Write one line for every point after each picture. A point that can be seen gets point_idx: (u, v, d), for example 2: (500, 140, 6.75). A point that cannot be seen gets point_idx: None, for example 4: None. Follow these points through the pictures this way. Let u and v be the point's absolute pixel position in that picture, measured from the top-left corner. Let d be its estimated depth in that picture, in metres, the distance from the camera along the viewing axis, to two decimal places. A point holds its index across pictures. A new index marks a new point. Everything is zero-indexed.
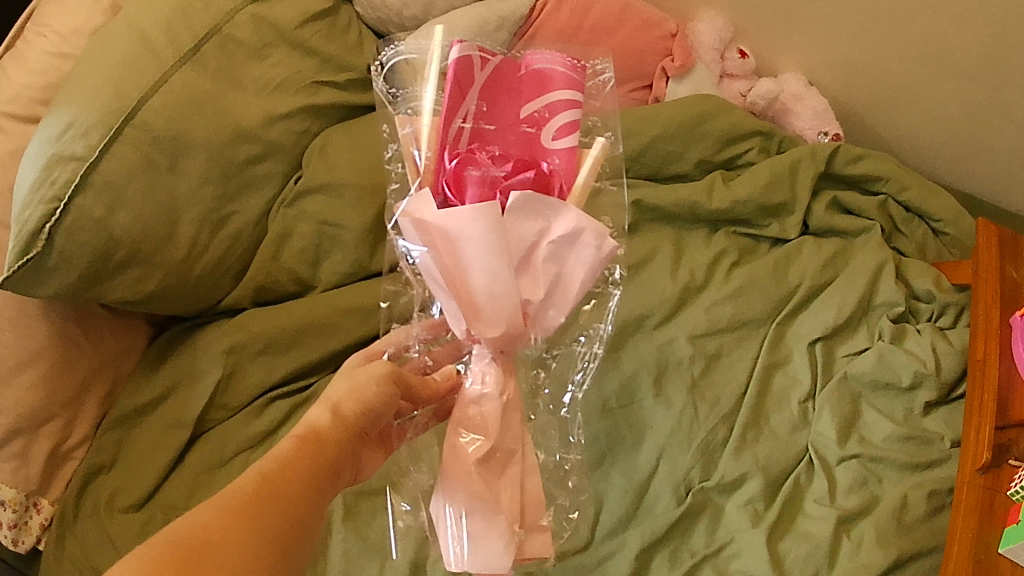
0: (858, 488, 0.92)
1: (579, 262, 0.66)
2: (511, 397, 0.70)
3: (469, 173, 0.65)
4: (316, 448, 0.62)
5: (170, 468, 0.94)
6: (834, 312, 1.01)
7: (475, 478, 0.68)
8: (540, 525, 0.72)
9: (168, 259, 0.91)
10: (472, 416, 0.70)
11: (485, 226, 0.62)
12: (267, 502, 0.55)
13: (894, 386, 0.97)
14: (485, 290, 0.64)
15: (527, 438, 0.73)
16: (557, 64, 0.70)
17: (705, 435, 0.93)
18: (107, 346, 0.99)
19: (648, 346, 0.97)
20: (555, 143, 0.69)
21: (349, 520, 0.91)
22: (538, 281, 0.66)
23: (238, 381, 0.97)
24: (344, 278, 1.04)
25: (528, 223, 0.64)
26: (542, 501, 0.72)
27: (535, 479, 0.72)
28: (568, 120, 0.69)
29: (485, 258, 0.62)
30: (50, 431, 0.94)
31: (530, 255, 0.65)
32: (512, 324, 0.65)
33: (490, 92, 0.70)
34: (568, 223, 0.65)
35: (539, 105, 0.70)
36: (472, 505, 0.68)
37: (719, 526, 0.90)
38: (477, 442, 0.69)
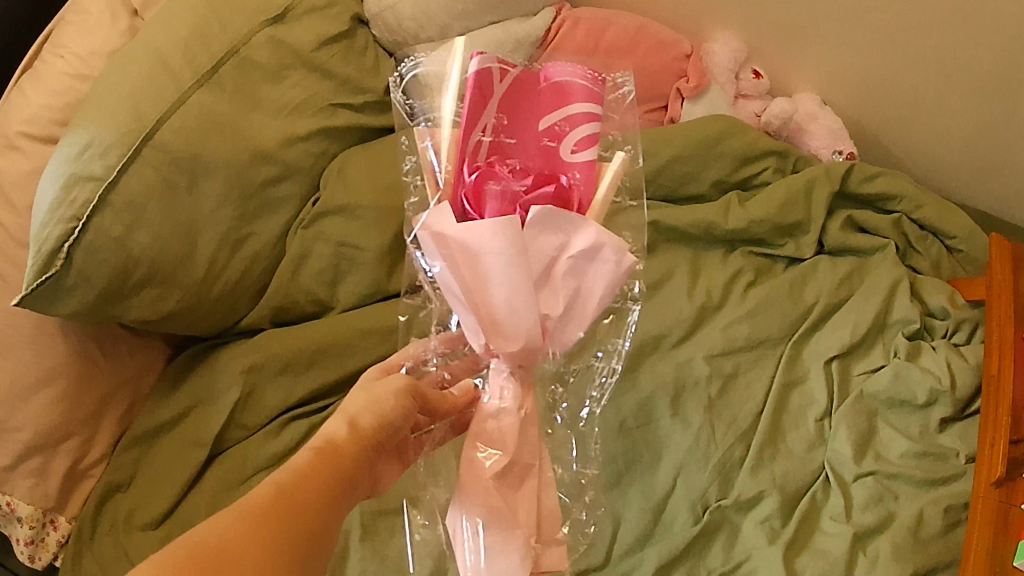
0: (874, 505, 0.92)
1: (598, 277, 0.66)
2: (529, 411, 0.70)
3: (489, 188, 0.65)
4: (335, 458, 0.63)
5: (188, 487, 0.94)
6: (849, 330, 1.01)
7: (493, 492, 0.68)
8: (556, 539, 0.71)
9: (187, 279, 0.91)
10: (489, 430, 0.70)
11: (506, 242, 0.62)
12: (286, 514, 0.56)
13: (909, 403, 0.98)
14: (504, 304, 0.64)
15: (545, 452, 0.72)
16: (577, 77, 0.70)
17: (722, 453, 0.94)
18: (125, 365, 0.99)
19: (666, 365, 0.98)
20: (575, 157, 0.69)
21: (367, 538, 0.92)
22: (557, 296, 0.66)
23: (256, 401, 0.97)
24: (365, 298, 1.04)
25: (547, 238, 0.64)
26: (558, 515, 0.72)
27: (552, 492, 0.71)
28: (587, 134, 0.69)
29: (505, 273, 0.62)
30: (69, 449, 0.95)
31: (549, 270, 0.65)
32: (531, 339, 0.65)
33: (510, 105, 0.69)
34: (588, 238, 0.64)
35: (559, 117, 0.69)
36: (490, 518, 0.68)
37: (736, 543, 0.90)
38: (494, 456, 0.69)
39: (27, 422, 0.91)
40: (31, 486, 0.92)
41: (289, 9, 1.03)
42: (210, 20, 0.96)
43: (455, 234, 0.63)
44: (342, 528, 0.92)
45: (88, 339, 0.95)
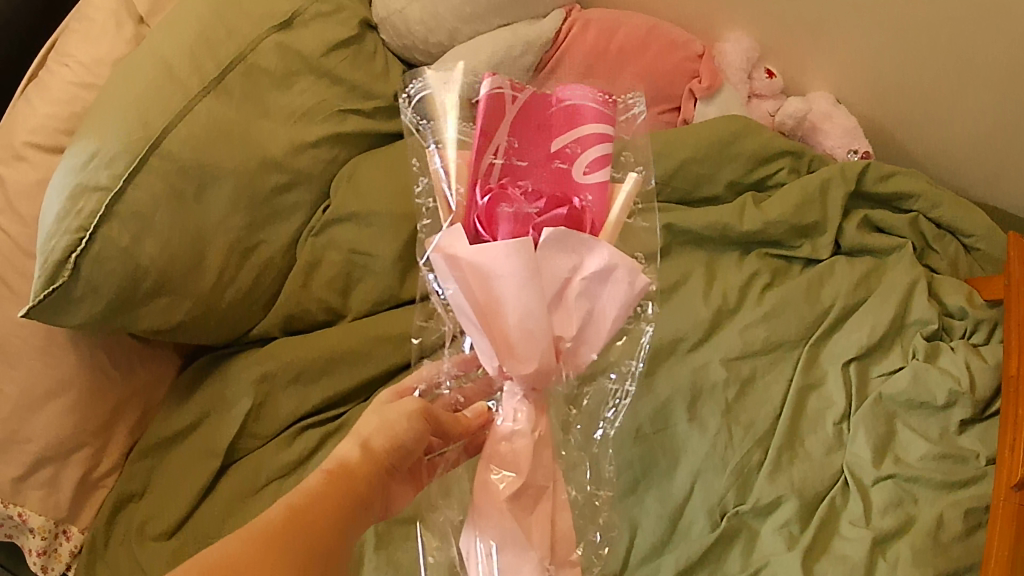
0: (893, 508, 0.91)
1: (611, 298, 0.65)
2: (542, 433, 0.69)
3: (502, 210, 0.64)
4: (343, 482, 0.61)
5: (202, 494, 0.93)
6: (868, 331, 0.99)
7: (507, 515, 0.67)
8: (571, 560, 0.69)
9: (196, 288, 0.91)
10: (503, 452, 0.69)
11: (520, 263, 0.61)
12: (300, 533, 0.54)
13: (928, 405, 0.96)
14: (519, 327, 0.63)
15: (559, 473, 0.71)
16: (587, 99, 0.70)
17: (739, 459, 0.93)
18: (136, 376, 0.98)
19: (683, 369, 0.96)
20: (587, 177, 0.68)
21: (381, 548, 0.91)
22: (570, 317, 0.65)
23: (270, 409, 0.95)
24: (377, 307, 1.03)
25: (561, 260, 0.63)
26: (573, 536, 0.70)
27: (567, 514, 0.70)
28: (599, 154, 0.68)
29: (520, 295, 0.62)
30: (80, 460, 0.94)
31: (562, 292, 0.64)
32: (545, 361, 0.64)
33: (522, 128, 0.69)
34: (601, 259, 0.64)
35: (570, 139, 0.69)
36: (504, 541, 0.67)
37: (754, 549, 0.90)
38: (508, 479, 0.68)
39: (37, 433, 0.91)
40: (43, 497, 0.92)
41: (296, 15, 1.02)
42: (216, 27, 0.95)
43: (469, 256, 0.62)
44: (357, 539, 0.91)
45: (97, 350, 0.94)
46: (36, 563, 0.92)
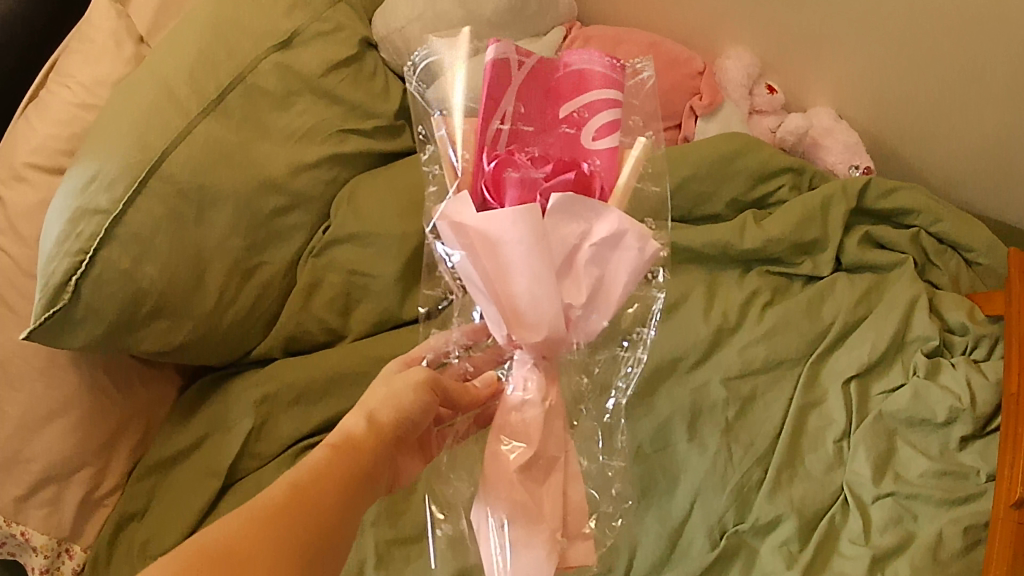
0: (892, 526, 0.91)
1: (621, 264, 0.65)
2: (553, 403, 0.69)
3: (508, 176, 0.64)
4: (348, 456, 0.61)
5: (203, 515, 0.92)
6: (868, 349, 0.99)
7: (517, 486, 0.67)
8: (583, 532, 0.70)
9: (197, 310, 0.91)
10: (513, 422, 0.69)
11: (527, 227, 0.61)
12: (305, 511, 0.55)
13: (928, 422, 0.96)
14: (527, 293, 0.63)
15: (570, 443, 0.71)
16: (595, 65, 0.70)
17: (740, 477, 0.93)
18: (138, 396, 0.99)
19: (682, 389, 0.96)
20: (595, 144, 0.68)
21: (381, 570, 0.90)
22: (580, 285, 0.65)
23: (270, 431, 0.94)
24: (377, 326, 1.02)
25: (568, 226, 0.63)
26: (586, 509, 0.70)
27: (579, 486, 0.70)
28: (607, 121, 0.69)
29: (527, 262, 0.62)
30: (82, 479, 0.94)
31: (571, 258, 0.64)
32: (554, 328, 0.64)
33: (529, 94, 0.69)
34: (609, 225, 0.63)
35: (579, 105, 0.69)
36: (514, 511, 0.67)
37: (754, 569, 0.91)
38: (518, 449, 0.68)
39: (39, 453, 0.92)
40: (46, 516, 0.93)
41: (296, 34, 1.02)
42: (216, 47, 0.95)
43: (475, 223, 0.62)
44: (357, 557, 0.91)
45: (98, 371, 0.95)
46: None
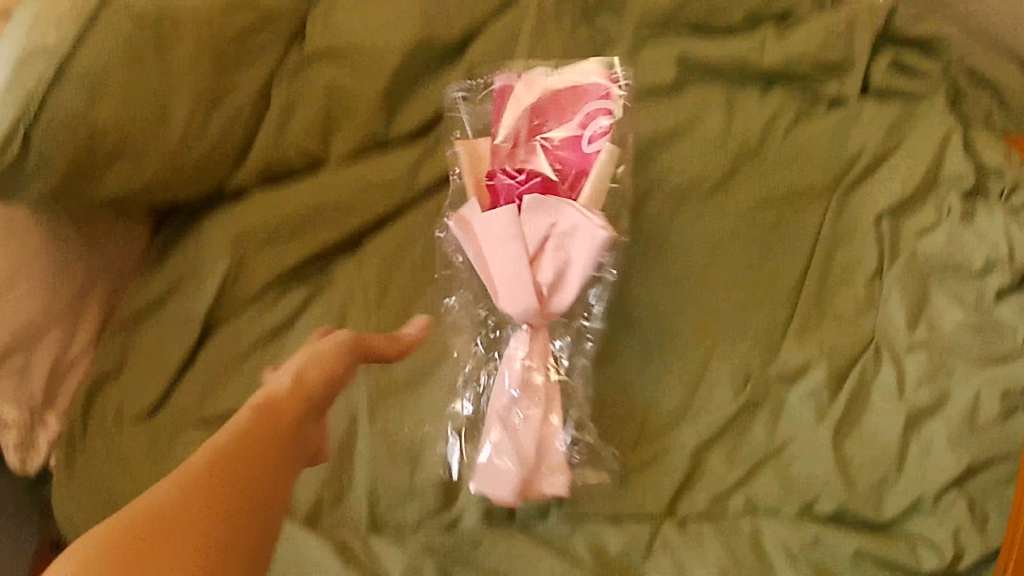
0: (929, 381, 0.84)
1: (581, 251, 0.78)
2: (540, 347, 0.80)
3: (501, 184, 0.81)
4: (271, 415, 0.50)
5: (184, 364, 0.86)
6: (900, 183, 0.91)
7: (508, 425, 0.79)
8: (559, 471, 0.79)
9: (162, 148, 0.79)
10: (517, 357, 0.80)
11: (504, 225, 0.78)
12: (235, 476, 0.44)
13: (964, 269, 0.88)
14: (509, 277, 0.78)
15: (557, 395, 0.80)
16: (594, 83, 0.86)
17: (765, 317, 0.87)
18: (106, 249, 0.90)
19: (703, 215, 0.91)
20: (588, 146, 0.83)
21: (375, 419, 0.83)
22: (548, 269, 0.79)
23: (249, 270, 0.86)
24: (363, 152, 0.91)
25: (538, 219, 0.78)
26: (562, 447, 0.79)
27: (558, 421, 0.80)
28: (600, 128, 0.83)
29: (510, 252, 0.78)
30: (49, 343, 0.84)
31: (541, 247, 0.79)
32: (531, 307, 0.78)
33: (541, 112, 0.86)
34: (570, 218, 0.78)
35: (577, 115, 0.85)
36: (501, 431, 0.78)
37: (780, 420, 0.85)
38: (528, 365, 0.79)
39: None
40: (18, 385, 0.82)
41: None
42: None
43: (472, 216, 0.81)
44: (349, 408, 0.83)
45: (60, 221, 0.84)
46: (13, 458, 0.83)
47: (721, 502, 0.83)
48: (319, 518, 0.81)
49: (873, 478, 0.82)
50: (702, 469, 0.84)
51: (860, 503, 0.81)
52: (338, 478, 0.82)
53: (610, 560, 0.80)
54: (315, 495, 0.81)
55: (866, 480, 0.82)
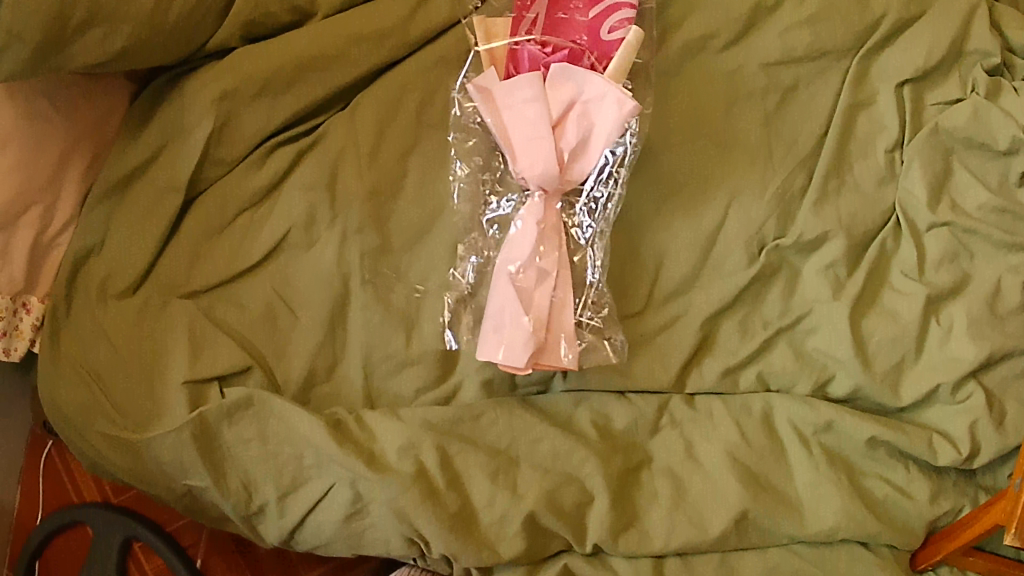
0: (948, 262, 0.80)
1: (605, 118, 0.73)
2: (551, 221, 0.75)
3: (523, 51, 0.77)
4: None
5: (167, 237, 0.80)
6: (925, 51, 0.83)
7: (505, 303, 0.73)
8: (564, 353, 0.74)
9: (136, 12, 0.70)
10: (514, 234, 0.75)
11: (530, 86, 0.73)
12: None
13: (988, 148, 0.81)
14: (525, 141, 0.73)
15: (564, 271, 0.75)
16: None
17: (781, 182, 0.81)
18: (82, 116, 0.80)
19: (715, 75, 0.83)
20: (609, 37, 0.79)
21: (370, 284, 0.79)
22: (570, 136, 0.74)
23: (234, 131, 0.79)
24: (352, 3, 0.82)
25: (563, 87, 0.74)
26: (569, 325, 0.74)
27: (566, 297, 0.75)
28: (621, 19, 0.79)
29: (529, 116, 0.73)
30: (31, 221, 0.78)
31: (566, 114, 0.74)
32: (545, 174, 0.73)
33: (562, 4, 0.81)
34: (597, 85, 0.73)
35: (601, 10, 0.80)
36: (497, 311, 0.73)
37: (795, 292, 0.81)
38: (521, 239, 0.74)
39: None
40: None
41: None
42: None
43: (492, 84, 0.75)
44: (341, 273, 0.79)
45: (36, 93, 0.75)
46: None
47: (731, 377, 0.80)
48: (312, 388, 0.79)
49: (890, 359, 0.79)
50: (712, 344, 0.81)
51: (875, 386, 0.78)
52: (332, 346, 0.79)
53: (616, 434, 0.78)
54: (309, 364, 0.78)
55: (884, 361, 0.79)
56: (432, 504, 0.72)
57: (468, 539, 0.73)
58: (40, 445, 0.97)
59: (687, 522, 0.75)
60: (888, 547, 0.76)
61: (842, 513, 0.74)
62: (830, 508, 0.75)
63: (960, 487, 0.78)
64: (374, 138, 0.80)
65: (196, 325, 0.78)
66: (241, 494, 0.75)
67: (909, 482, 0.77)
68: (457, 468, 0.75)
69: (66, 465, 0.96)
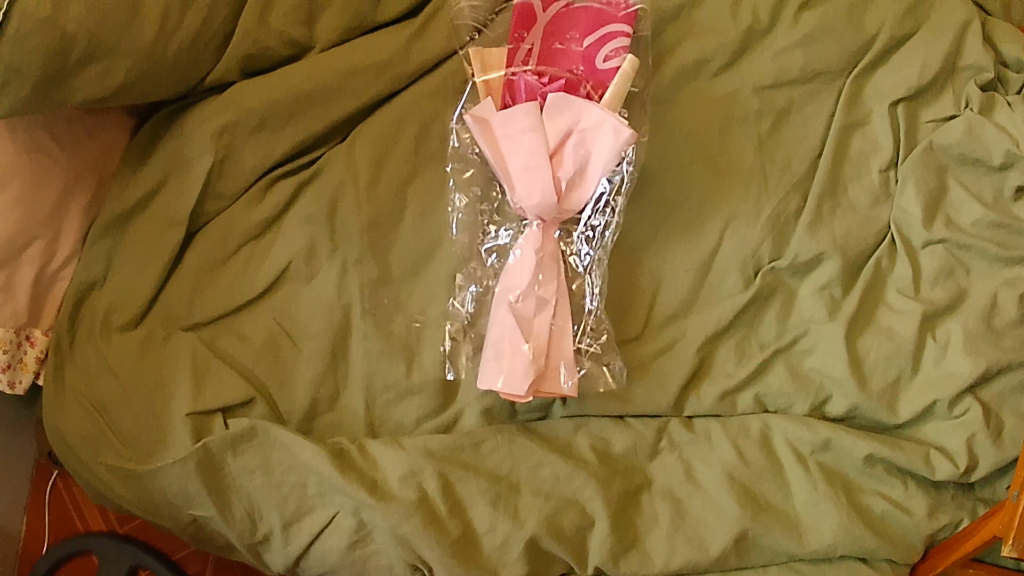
0: (943, 279, 0.81)
1: (603, 147, 0.74)
2: (550, 250, 0.76)
3: (518, 80, 0.79)
4: None
5: (169, 270, 0.82)
6: (918, 69, 0.84)
7: (506, 332, 0.74)
8: (564, 380, 0.75)
9: (138, 46, 0.70)
10: (513, 265, 0.76)
11: (527, 117, 0.74)
12: None
13: (982, 163, 0.81)
14: (523, 172, 0.74)
15: (562, 299, 0.76)
16: (615, 4, 0.81)
17: (776, 205, 0.82)
18: (83, 151, 0.81)
19: (709, 99, 0.84)
20: (604, 65, 0.80)
21: (370, 314, 0.80)
22: (568, 164, 0.75)
23: (235, 165, 0.81)
24: (350, 34, 0.82)
25: (561, 117, 0.75)
26: (568, 351, 0.75)
27: (565, 325, 0.76)
28: (616, 47, 0.80)
29: (527, 146, 0.74)
30: (33, 255, 0.79)
31: (563, 143, 0.75)
32: (545, 204, 0.74)
33: (556, 32, 0.82)
34: (593, 115, 0.74)
35: (596, 38, 0.81)
36: (497, 339, 0.74)
37: (791, 313, 0.82)
38: (519, 267, 0.75)
39: None
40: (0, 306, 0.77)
41: None
42: None
43: (490, 115, 0.76)
44: (342, 303, 0.80)
45: (38, 130, 0.76)
46: (2, 379, 0.81)
47: (730, 399, 0.81)
48: (314, 417, 0.79)
49: (886, 378, 0.79)
50: (710, 366, 0.81)
51: (873, 405, 0.78)
52: (334, 376, 0.80)
53: (616, 459, 0.79)
54: (311, 394, 0.79)
55: (881, 380, 0.79)
56: (433, 532, 0.73)
57: (470, 564, 0.73)
58: (45, 474, 0.98)
59: (687, 542, 0.75)
60: (886, 561, 0.76)
61: (839, 530, 0.75)
62: (828, 523, 0.75)
63: (959, 501, 0.79)
64: (372, 170, 0.81)
65: (199, 357, 0.79)
66: (246, 524, 0.76)
67: (908, 497, 0.78)
68: (459, 495, 0.75)
69: (71, 496, 0.97)
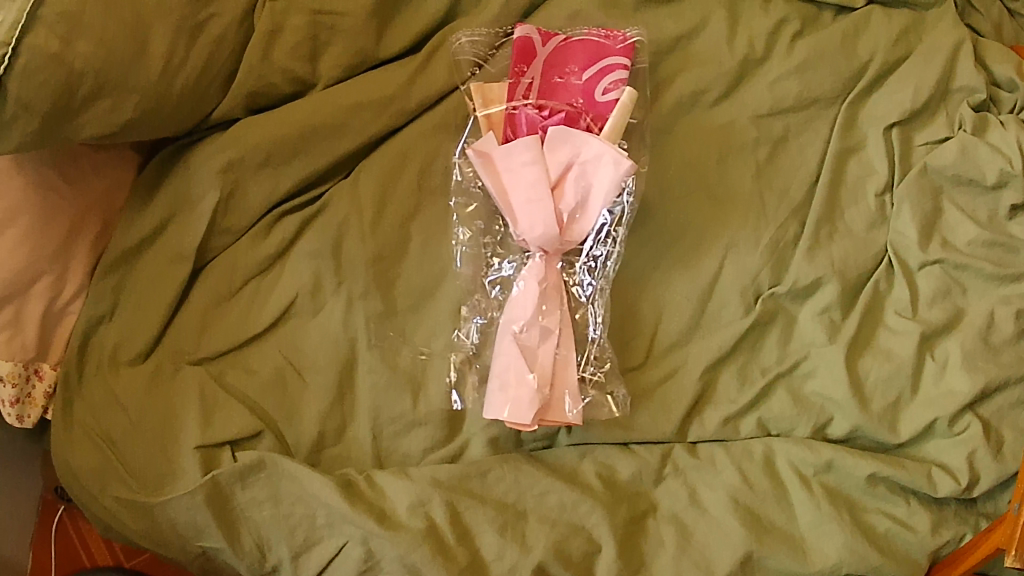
0: (940, 299, 0.81)
1: (603, 179, 0.75)
2: (552, 282, 0.77)
3: (520, 113, 0.80)
4: None
5: (177, 305, 0.83)
6: (910, 93, 0.85)
7: (511, 362, 0.75)
8: (569, 409, 0.76)
9: (144, 81, 0.71)
10: (517, 295, 0.77)
11: (528, 151, 0.75)
12: None
13: (976, 184, 0.83)
14: (525, 205, 0.75)
15: (565, 329, 0.77)
16: (613, 38, 0.83)
17: (774, 232, 0.83)
18: (90, 187, 0.82)
19: (706, 129, 0.86)
20: (603, 97, 0.82)
21: (376, 346, 0.81)
22: (569, 196, 0.76)
23: (241, 200, 0.82)
24: (352, 70, 0.84)
25: (561, 150, 0.76)
26: (571, 380, 0.77)
27: (569, 353, 0.77)
28: (615, 79, 0.82)
29: (529, 180, 0.75)
30: (41, 289, 0.80)
31: (564, 175, 0.76)
32: (547, 236, 0.75)
33: (555, 66, 0.84)
34: (593, 148, 0.75)
35: (594, 71, 0.83)
36: (502, 369, 0.75)
37: (792, 337, 0.83)
38: (523, 298, 0.76)
39: None
40: (9, 339, 0.78)
41: None
42: None
43: (493, 149, 0.77)
44: (348, 336, 0.81)
45: (45, 166, 0.77)
46: (10, 413, 0.81)
47: (732, 424, 0.81)
48: (322, 450, 0.80)
49: (886, 399, 0.80)
50: (711, 391, 0.82)
51: (874, 425, 0.79)
52: (341, 408, 0.81)
53: (621, 485, 0.80)
54: (319, 427, 0.80)
55: (881, 400, 0.80)
56: (443, 560, 0.73)
57: None
58: (51, 512, 0.99)
59: (693, 565, 0.76)
60: None
61: (845, 550, 0.76)
62: (832, 544, 0.76)
63: (961, 517, 0.79)
64: (376, 205, 0.82)
65: (207, 391, 0.80)
66: (255, 555, 0.77)
67: (911, 515, 0.78)
68: (467, 524, 0.76)
69: (78, 531, 0.99)
